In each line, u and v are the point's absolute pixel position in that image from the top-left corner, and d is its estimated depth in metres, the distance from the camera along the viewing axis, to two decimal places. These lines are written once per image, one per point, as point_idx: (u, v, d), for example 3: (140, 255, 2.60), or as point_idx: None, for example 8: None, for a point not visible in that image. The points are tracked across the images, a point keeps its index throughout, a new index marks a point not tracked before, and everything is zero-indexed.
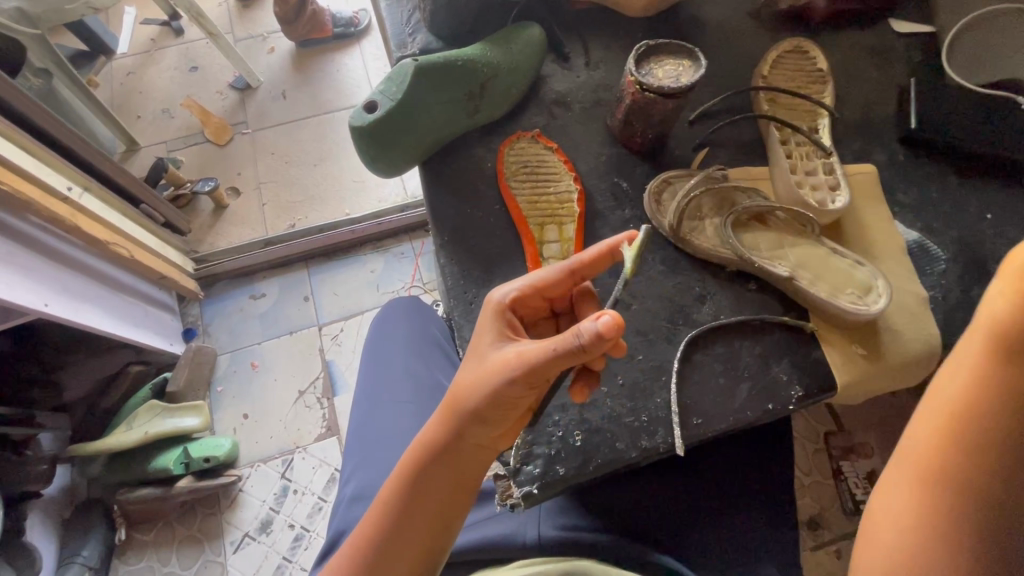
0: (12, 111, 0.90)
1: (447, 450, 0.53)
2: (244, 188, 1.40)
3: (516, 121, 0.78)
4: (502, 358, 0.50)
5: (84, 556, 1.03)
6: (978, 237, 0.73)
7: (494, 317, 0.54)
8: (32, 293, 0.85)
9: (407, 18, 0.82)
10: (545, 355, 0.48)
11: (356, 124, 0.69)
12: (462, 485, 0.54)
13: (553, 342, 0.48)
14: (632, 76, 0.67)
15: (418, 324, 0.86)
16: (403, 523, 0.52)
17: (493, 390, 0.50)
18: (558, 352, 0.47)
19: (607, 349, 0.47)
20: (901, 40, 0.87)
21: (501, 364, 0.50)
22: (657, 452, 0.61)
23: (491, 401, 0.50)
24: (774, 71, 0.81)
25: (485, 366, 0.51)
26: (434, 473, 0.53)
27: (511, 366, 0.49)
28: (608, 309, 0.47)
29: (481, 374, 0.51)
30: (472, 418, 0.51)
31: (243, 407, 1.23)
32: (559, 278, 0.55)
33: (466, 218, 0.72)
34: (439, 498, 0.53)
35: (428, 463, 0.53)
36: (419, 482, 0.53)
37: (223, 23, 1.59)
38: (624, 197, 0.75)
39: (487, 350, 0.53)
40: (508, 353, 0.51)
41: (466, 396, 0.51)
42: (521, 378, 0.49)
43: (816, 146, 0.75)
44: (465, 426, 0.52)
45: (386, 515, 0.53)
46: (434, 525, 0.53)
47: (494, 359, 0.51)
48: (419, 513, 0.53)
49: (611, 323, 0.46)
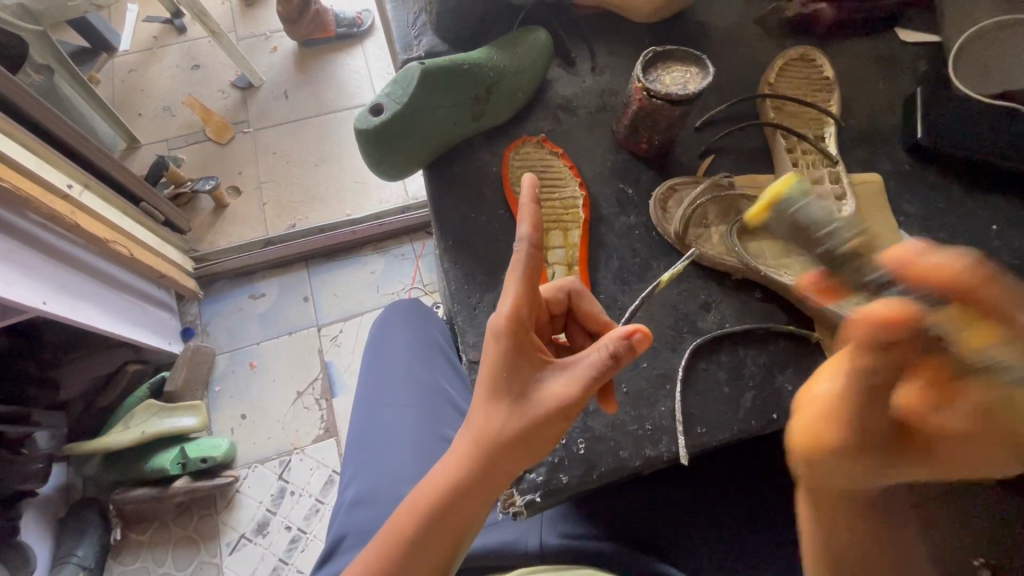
0: (11, 106, 0.90)
1: (479, 481, 0.51)
2: (245, 188, 1.39)
3: (522, 125, 0.78)
4: (549, 389, 0.50)
5: (79, 555, 1.02)
6: (982, 248, 0.73)
7: (513, 346, 0.51)
8: (30, 290, 0.84)
9: (413, 20, 0.81)
10: (593, 385, 0.50)
11: (361, 127, 0.68)
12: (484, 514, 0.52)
13: (593, 368, 0.50)
14: (639, 82, 0.67)
15: (419, 328, 0.85)
16: (428, 557, 0.50)
17: (539, 422, 0.50)
18: (602, 376, 0.50)
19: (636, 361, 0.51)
20: (907, 50, 0.87)
21: (545, 396, 0.50)
22: (661, 460, 0.61)
23: (537, 435, 0.50)
24: (780, 79, 0.81)
25: (526, 403, 0.50)
26: (460, 505, 0.50)
27: (561, 402, 0.49)
28: (635, 323, 0.50)
29: (524, 411, 0.50)
30: (509, 451, 0.50)
31: (241, 408, 1.22)
32: (528, 261, 0.52)
33: (470, 223, 0.72)
34: (465, 528, 0.51)
35: (458, 493, 0.51)
36: (449, 512, 0.50)
37: (226, 21, 1.59)
38: (629, 203, 0.74)
39: (519, 382, 0.51)
40: (548, 385, 0.51)
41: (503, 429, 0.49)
42: (567, 409, 0.50)
43: (822, 154, 0.75)
44: (501, 458, 0.50)
45: (409, 548, 0.50)
46: (458, 550, 0.51)
47: (532, 393, 0.51)
48: (443, 544, 0.50)
49: (643, 339, 0.49)
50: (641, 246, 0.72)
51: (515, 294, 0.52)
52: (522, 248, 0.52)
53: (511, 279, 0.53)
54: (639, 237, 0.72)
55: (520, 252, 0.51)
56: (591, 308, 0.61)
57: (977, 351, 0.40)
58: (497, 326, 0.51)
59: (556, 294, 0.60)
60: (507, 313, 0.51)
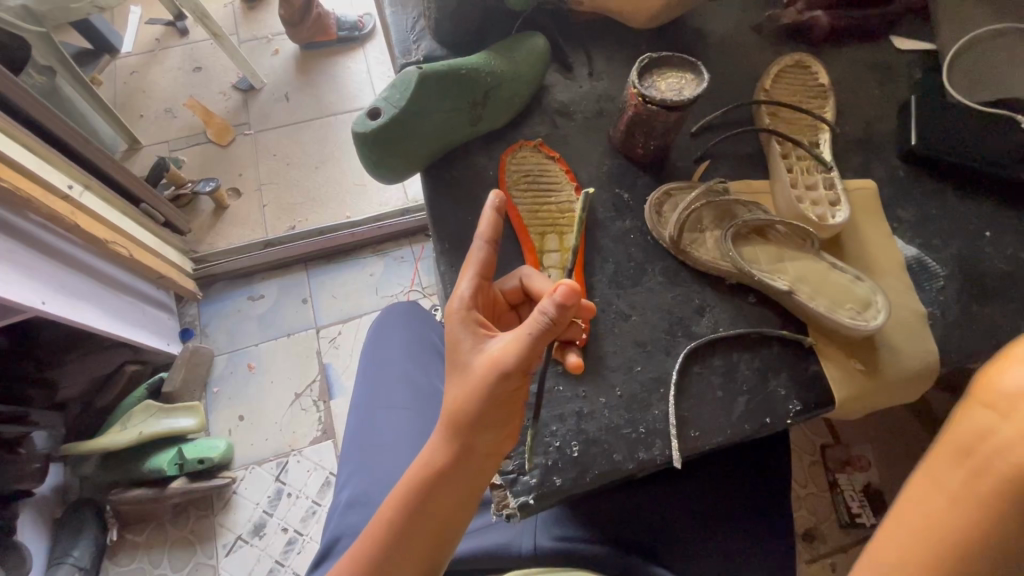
0: (14, 108, 0.90)
1: (455, 463, 0.52)
2: (245, 189, 1.40)
3: (519, 130, 0.79)
4: (489, 355, 0.51)
5: (75, 555, 1.02)
6: (975, 254, 0.73)
7: (460, 326, 0.54)
8: (30, 291, 0.85)
9: (412, 25, 0.82)
10: (530, 343, 0.49)
11: (359, 130, 0.68)
12: (467, 497, 0.53)
13: (528, 327, 0.49)
14: (635, 88, 0.67)
15: (414, 329, 0.86)
16: (409, 537, 0.51)
17: (490, 389, 0.50)
18: (534, 335, 0.49)
19: (573, 316, 0.49)
20: (903, 57, 0.87)
21: (487, 363, 0.51)
22: (655, 464, 0.61)
23: (490, 403, 0.51)
24: (776, 86, 0.82)
25: (476, 373, 0.51)
26: (437, 486, 0.52)
27: (501, 362, 0.50)
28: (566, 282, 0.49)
29: (471, 378, 0.51)
30: (477, 425, 0.51)
31: (238, 408, 1.22)
32: (478, 253, 0.55)
33: (467, 226, 0.72)
34: (442, 507, 0.52)
35: (439, 478, 0.52)
36: (427, 495, 0.52)
37: (227, 24, 1.60)
38: (625, 208, 0.75)
39: (471, 356, 0.53)
40: (491, 352, 0.51)
41: (463, 403, 0.51)
42: (513, 371, 0.50)
43: (817, 160, 0.75)
44: (473, 434, 0.51)
45: (388, 530, 0.51)
46: (439, 530, 0.52)
47: (477, 362, 0.52)
48: (423, 525, 0.51)
49: (569, 293, 0.48)
50: (636, 251, 0.72)
51: (467, 280, 0.55)
52: (478, 243, 0.56)
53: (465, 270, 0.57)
54: (634, 242, 0.73)
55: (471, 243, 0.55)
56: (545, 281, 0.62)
57: None
58: (448, 312, 0.55)
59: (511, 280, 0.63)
60: (456, 299, 0.55)
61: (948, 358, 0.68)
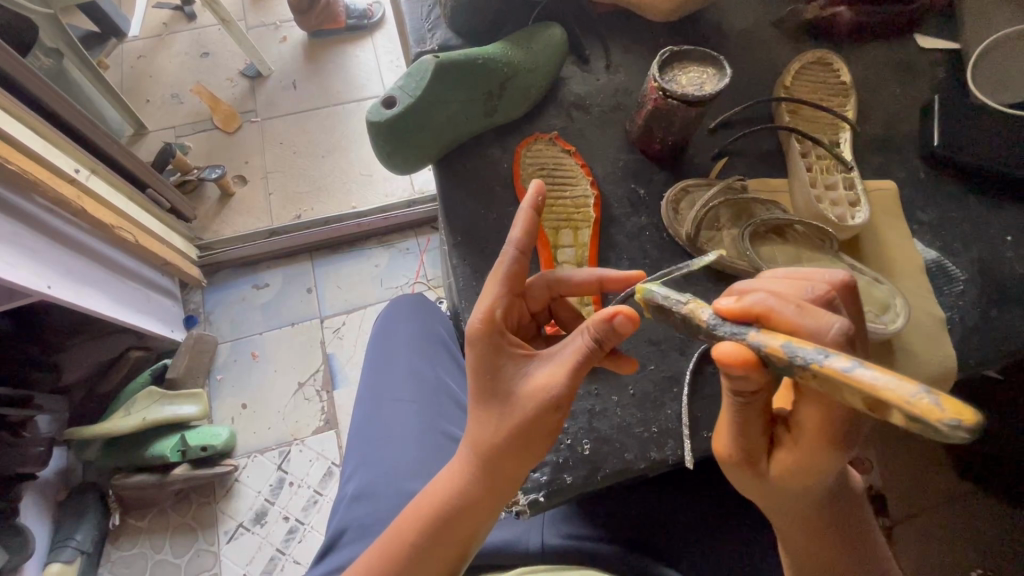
0: (21, 89, 0.89)
1: (484, 487, 0.51)
2: (251, 177, 1.39)
3: (534, 122, 0.78)
4: (532, 382, 0.49)
5: (77, 539, 1.02)
6: (997, 259, 0.72)
7: (492, 347, 0.50)
8: (35, 274, 0.84)
9: (427, 14, 0.80)
10: (580, 373, 0.49)
11: (373, 120, 0.67)
12: (494, 514, 0.52)
13: (581, 356, 0.48)
14: (656, 82, 0.66)
15: (422, 324, 0.85)
16: (437, 560, 0.51)
17: (531, 419, 0.48)
18: (586, 363, 0.48)
19: (620, 343, 0.48)
20: (924, 56, 0.86)
21: (531, 387, 0.49)
22: (666, 463, 0.61)
23: (529, 431, 0.49)
24: (796, 83, 0.80)
25: (516, 401, 0.49)
26: (467, 507, 0.51)
27: (547, 394, 0.48)
28: (620, 305, 0.47)
29: (512, 403, 0.49)
30: (511, 451, 0.49)
31: (242, 397, 1.22)
32: (511, 266, 0.52)
33: (480, 218, 0.72)
34: (469, 528, 0.51)
35: (467, 499, 0.51)
36: (455, 519, 0.51)
37: (236, 10, 1.58)
38: (641, 204, 0.74)
39: (506, 378, 0.50)
40: (536, 376, 0.49)
41: (499, 429, 0.49)
42: (564, 400, 0.48)
43: (837, 160, 0.75)
44: (505, 461, 0.50)
45: (413, 555, 0.50)
46: (464, 549, 0.52)
47: (517, 385, 0.50)
48: (450, 546, 0.51)
49: (625, 321, 0.46)
50: (651, 248, 0.71)
51: (495, 295, 0.51)
52: (509, 253, 0.52)
53: (492, 282, 0.52)
54: (649, 238, 0.72)
55: (505, 254, 0.51)
56: (578, 282, 0.61)
57: (780, 352, 0.37)
58: (472, 330, 0.50)
59: (539, 287, 0.60)
60: (481, 316, 0.50)
61: (968, 363, 0.67)
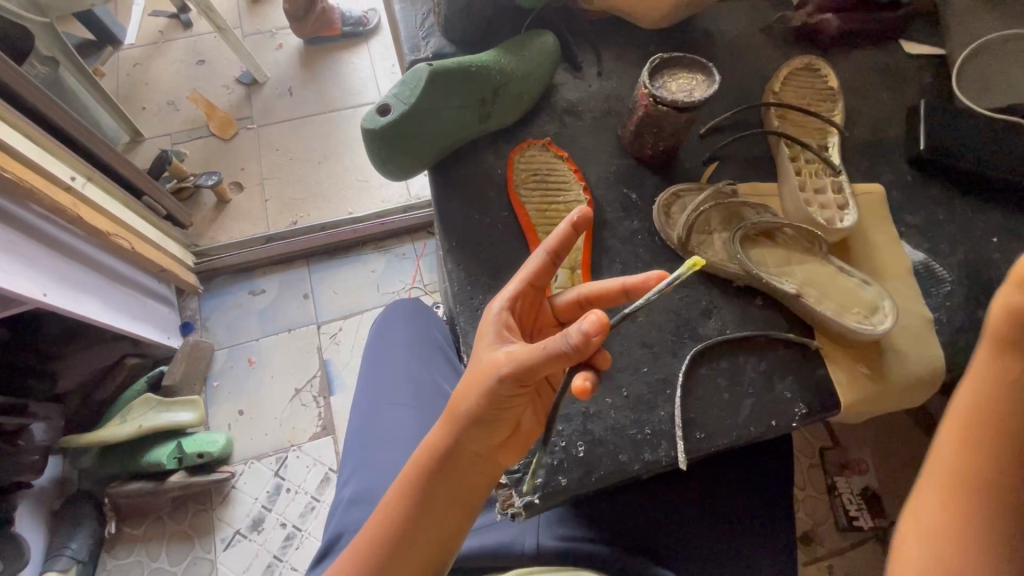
0: (18, 99, 0.90)
1: (451, 461, 0.53)
2: (247, 183, 1.39)
3: (528, 128, 0.79)
4: (492, 358, 0.51)
5: (72, 548, 1.02)
6: (983, 261, 0.73)
7: (487, 324, 0.54)
8: (31, 282, 0.84)
9: (421, 22, 0.81)
10: (539, 356, 0.47)
11: (368, 127, 0.68)
12: (468, 493, 0.54)
13: (546, 344, 0.47)
14: (646, 88, 0.67)
15: (417, 326, 0.86)
16: (409, 534, 0.53)
17: (486, 393, 0.50)
18: (546, 351, 0.47)
19: (592, 345, 0.46)
20: (911, 61, 0.87)
21: (490, 365, 0.50)
22: (659, 465, 0.61)
23: (487, 405, 0.50)
24: (785, 88, 0.82)
25: (476, 375, 0.51)
26: (437, 482, 0.53)
27: (501, 369, 0.49)
28: (596, 310, 0.47)
29: (474, 379, 0.51)
30: (469, 422, 0.52)
31: (239, 403, 1.22)
32: (538, 269, 0.55)
33: (474, 224, 0.72)
34: (443, 505, 0.53)
35: (436, 475, 0.53)
36: (425, 492, 0.53)
37: (232, 18, 1.59)
38: (633, 208, 0.75)
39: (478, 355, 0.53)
40: (498, 355, 0.50)
41: (461, 403, 0.52)
42: (513, 379, 0.49)
43: (826, 164, 0.76)
44: (464, 433, 0.52)
45: (387, 523, 0.53)
46: (438, 527, 0.53)
47: (483, 363, 0.52)
48: (422, 519, 0.53)
49: (595, 323, 0.45)
50: (644, 252, 0.72)
51: (512, 286, 0.55)
52: (538, 254, 0.55)
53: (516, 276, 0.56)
54: (641, 242, 0.73)
55: (529, 258, 0.54)
56: (604, 289, 0.57)
57: None
58: (487, 312, 0.55)
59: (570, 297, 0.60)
60: (500, 299, 0.55)
61: (956, 364, 0.68)
